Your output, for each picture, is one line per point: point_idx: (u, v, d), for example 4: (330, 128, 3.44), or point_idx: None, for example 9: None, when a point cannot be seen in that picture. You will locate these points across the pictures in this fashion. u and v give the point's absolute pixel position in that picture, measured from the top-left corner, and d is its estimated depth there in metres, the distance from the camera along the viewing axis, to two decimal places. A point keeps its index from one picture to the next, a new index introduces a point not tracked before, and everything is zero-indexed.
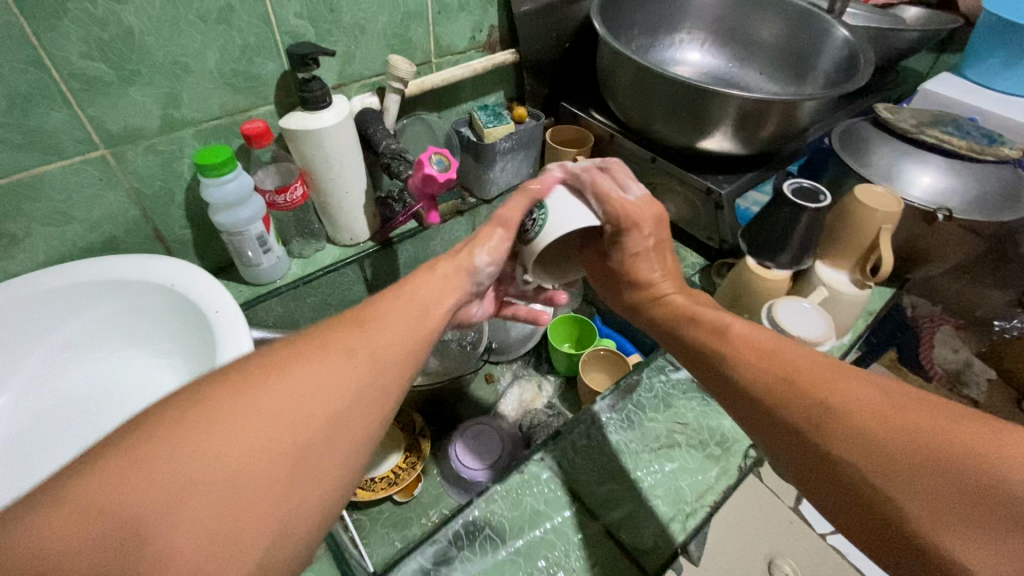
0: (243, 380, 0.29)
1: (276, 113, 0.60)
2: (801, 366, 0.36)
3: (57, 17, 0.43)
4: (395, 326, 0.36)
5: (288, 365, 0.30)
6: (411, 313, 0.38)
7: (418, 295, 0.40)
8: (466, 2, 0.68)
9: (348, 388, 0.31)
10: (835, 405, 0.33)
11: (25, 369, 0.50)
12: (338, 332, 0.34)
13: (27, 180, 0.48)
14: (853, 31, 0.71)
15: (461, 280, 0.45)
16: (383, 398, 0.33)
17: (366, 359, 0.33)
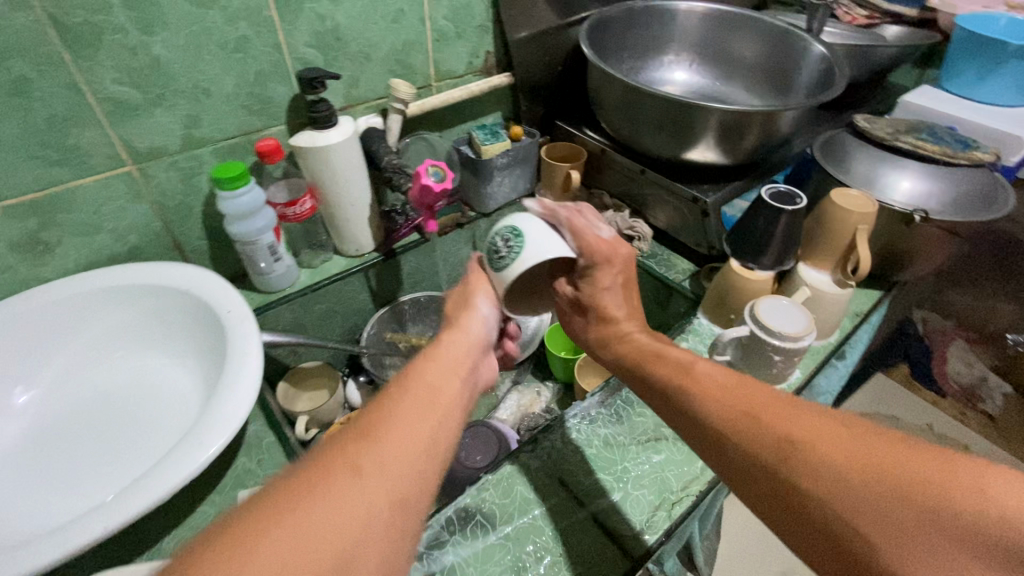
0: (261, 515, 0.28)
1: (287, 132, 0.66)
2: (776, 412, 0.37)
3: (94, 48, 0.49)
4: (411, 422, 0.35)
5: (310, 487, 0.30)
6: (426, 401, 0.38)
7: (427, 380, 0.40)
8: (463, 30, 0.74)
9: (374, 495, 0.31)
10: (807, 454, 0.34)
11: (52, 367, 0.54)
12: (351, 443, 0.33)
13: (62, 193, 0.54)
14: (828, 47, 0.75)
15: (472, 338, 0.47)
16: (409, 492, 0.33)
17: (383, 457, 0.33)
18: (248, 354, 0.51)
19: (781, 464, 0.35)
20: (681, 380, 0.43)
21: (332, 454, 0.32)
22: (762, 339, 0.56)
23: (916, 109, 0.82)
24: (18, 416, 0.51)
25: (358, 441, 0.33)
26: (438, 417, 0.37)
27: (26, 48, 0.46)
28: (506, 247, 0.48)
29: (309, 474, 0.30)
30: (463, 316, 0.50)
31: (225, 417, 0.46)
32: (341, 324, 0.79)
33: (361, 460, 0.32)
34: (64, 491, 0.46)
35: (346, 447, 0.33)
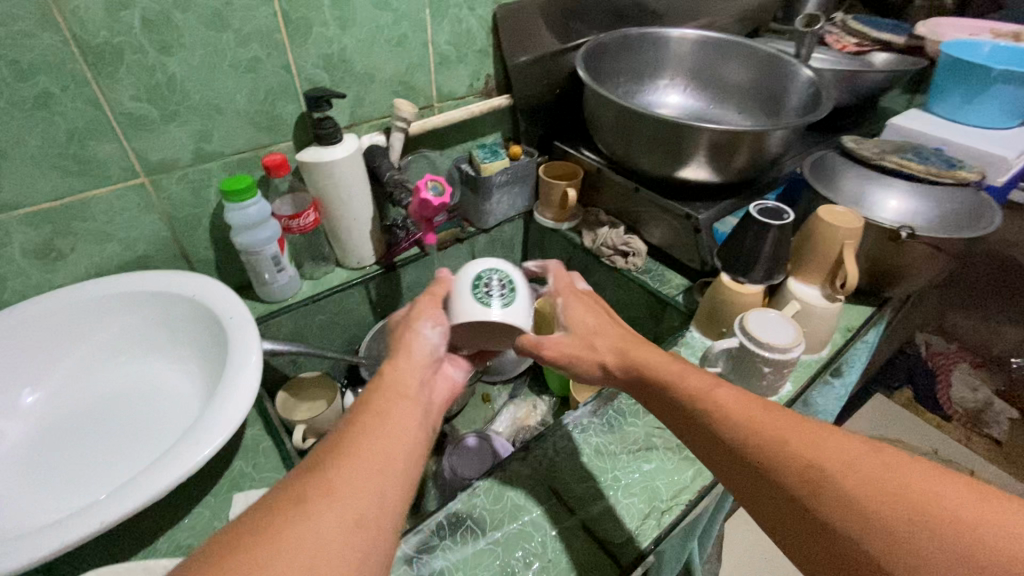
0: (217, 560, 0.28)
1: (294, 148, 0.69)
2: (786, 439, 0.37)
3: (114, 66, 0.52)
4: (370, 440, 0.35)
5: (278, 522, 0.30)
6: (381, 418, 0.37)
7: (379, 403, 0.39)
8: (465, 54, 0.78)
9: (333, 524, 0.31)
10: (834, 482, 0.34)
11: (59, 369, 0.55)
12: (312, 476, 0.33)
13: (77, 203, 0.56)
14: (816, 72, 0.79)
15: (421, 360, 0.44)
16: (374, 513, 0.32)
17: (344, 488, 0.32)
18: (248, 358, 0.52)
19: (801, 493, 0.35)
20: (689, 400, 0.43)
21: (283, 493, 0.32)
22: (752, 351, 0.57)
23: (905, 131, 0.84)
24: (25, 416, 0.52)
25: (318, 475, 0.33)
26: (397, 440, 0.36)
27: (52, 66, 0.49)
28: (499, 289, 0.51)
29: (264, 517, 0.30)
30: (405, 338, 0.45)
31: (223, 418, 0.47)
32: (341, 335, 0.80)
33: (313, 492, 0.32)
34: (64, 488, 0.47)
35: (298, 484, 0.32)
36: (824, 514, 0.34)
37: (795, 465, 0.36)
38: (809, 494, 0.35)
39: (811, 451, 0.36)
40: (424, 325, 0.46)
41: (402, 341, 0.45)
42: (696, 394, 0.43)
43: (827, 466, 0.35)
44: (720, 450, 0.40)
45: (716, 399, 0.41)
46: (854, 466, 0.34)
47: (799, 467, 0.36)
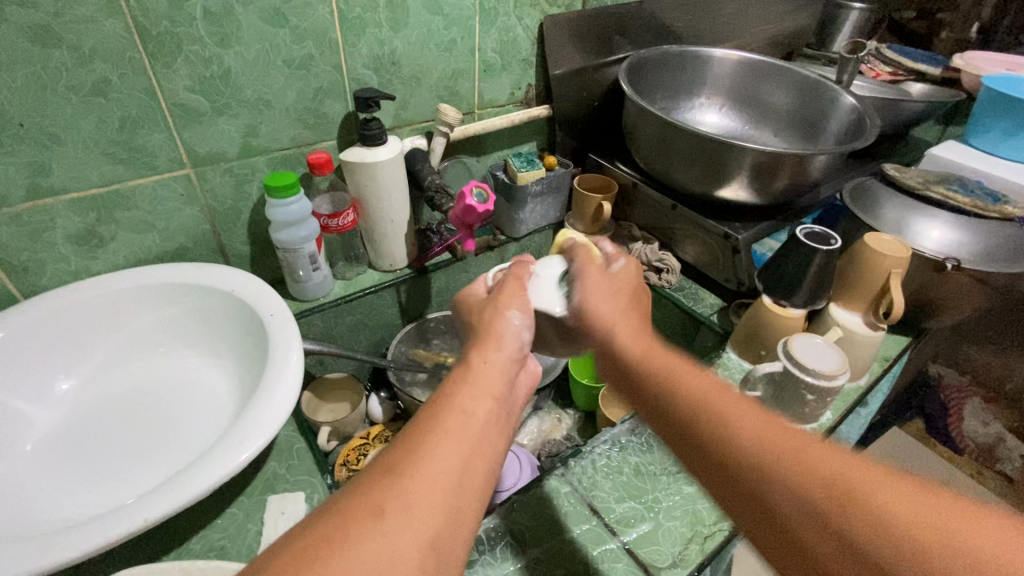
0: (294, 561, 0.28)
1: (337, 148, 0.68)
2: (755, 432, 0.34)
3: (171, 56, 0.52)
4: (459, 440, 0.36)
5: (368, 513, 0.31)
6: (471, 418, 0.38)
7: (465, 398, 0.40)
8: (509, 62, 0.77)
9: (406, 542, 0.30)
10: (847, 493, 0.29)
11: (94, 358, 0.55)
12: (403, 464, 0.34)
13: (123, 191, 0.56)
14: (859, 99, 0.79)
15: (508, 349, 0.45)
16: (446, 532, 0.32)
17: (421, 501, 0.32)
18: (290, 359, 0.51)
19: (812, 508, 0.30)
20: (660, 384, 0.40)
21: (357, 497, 0.32)
22: (796, 376, 0.57)
23: (943, 162, 0.84)
24: (60, 404, 0.51)
25: (395, 483, 0.32)
26: (475, 452, 0.36)
27: (111, 53, 0.49)
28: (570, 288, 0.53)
29: (337, 523, 0.30)
30: (492, 321, 0.47)
31: (266, 419, 0.46)
32: (368, 337, 0.80)
33: (387, 504, 0.31)
34: (101, 482, 0.46)
35: (373, 490, 0.32)
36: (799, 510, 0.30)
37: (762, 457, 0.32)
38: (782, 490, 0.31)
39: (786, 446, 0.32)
40: (512, 312, 0.48)
41: (488, 326, 0.47)
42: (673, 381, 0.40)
43: (804, 459, 0.31)
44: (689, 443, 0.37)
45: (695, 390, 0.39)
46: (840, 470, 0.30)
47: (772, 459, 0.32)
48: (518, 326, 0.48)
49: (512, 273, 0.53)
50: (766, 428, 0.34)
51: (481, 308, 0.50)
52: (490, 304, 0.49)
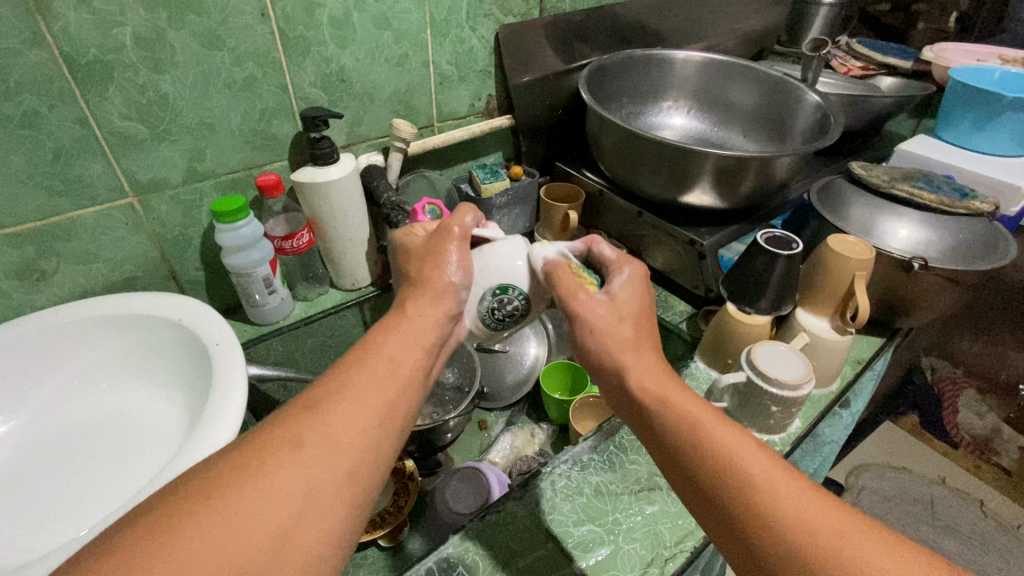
0: (209, 488, 0.29)
1: (289, 168, 0.67)
2: (773, 496, 0.35)
3: (104, 84, 0.51)
4: (377, 381, 0.37)
5: (283, 445, 0.32)
6: (391, 364, 0.38)
7: (394, 345, 0.40)
8: (466, 74, 0.76)
9: (324, 474, 0.32)
10: (782, 513, 0.34)
11: (37, 397, 0.53)
12: (326, 400, 0.35)
13: (62, 223, 0.54)
14: (823, 96, 0.78)
15: (445, 304, 0.44)
16: (366, 464, 0.34)
17: (337, 437, 0.33)
18: (232, 386, 0.50)
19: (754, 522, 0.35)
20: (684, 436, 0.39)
21: (279, 431, 0.33)
22: (762, 387, 0.55)
23: (913, 157, 0.83)
24: (0, 447, 0.50)
25: (317, 419, 0.34)
26: (400, 392, 0.37)
27: (38, 84, 0.48)
28: (508, 301, 0.47)
29: (259, 453, 0.31)
30: (427, 273, 0.45)
31: (205, 450, 0.44)
32: (334, 358, 0.78)
33: (309, 439, 0.32)
34: (35, 526, 0.45)
35: (295, 424, 0.33)
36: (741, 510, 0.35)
37: (781, 520, 0.34)
38: (783, 552, 0.33)
39: (800, 513, 0.34)
40: (450, 270, 0.45)
41: (427, 279, 0.44)
42: (702, 432, 0.38)
43: (743, 474, 0.36)
44: (697, 487, 0.38)
45: (720, 440, 0.37)
46: (850, 543, 0.32)
47: (783, 527, 0.34)
48: (458, 285, 0.45)
49: (454, 234, 0.46)
50: (781, 485, 0.35)
51: (420, 254, 0.46)
52: (429, 254, 0.46)
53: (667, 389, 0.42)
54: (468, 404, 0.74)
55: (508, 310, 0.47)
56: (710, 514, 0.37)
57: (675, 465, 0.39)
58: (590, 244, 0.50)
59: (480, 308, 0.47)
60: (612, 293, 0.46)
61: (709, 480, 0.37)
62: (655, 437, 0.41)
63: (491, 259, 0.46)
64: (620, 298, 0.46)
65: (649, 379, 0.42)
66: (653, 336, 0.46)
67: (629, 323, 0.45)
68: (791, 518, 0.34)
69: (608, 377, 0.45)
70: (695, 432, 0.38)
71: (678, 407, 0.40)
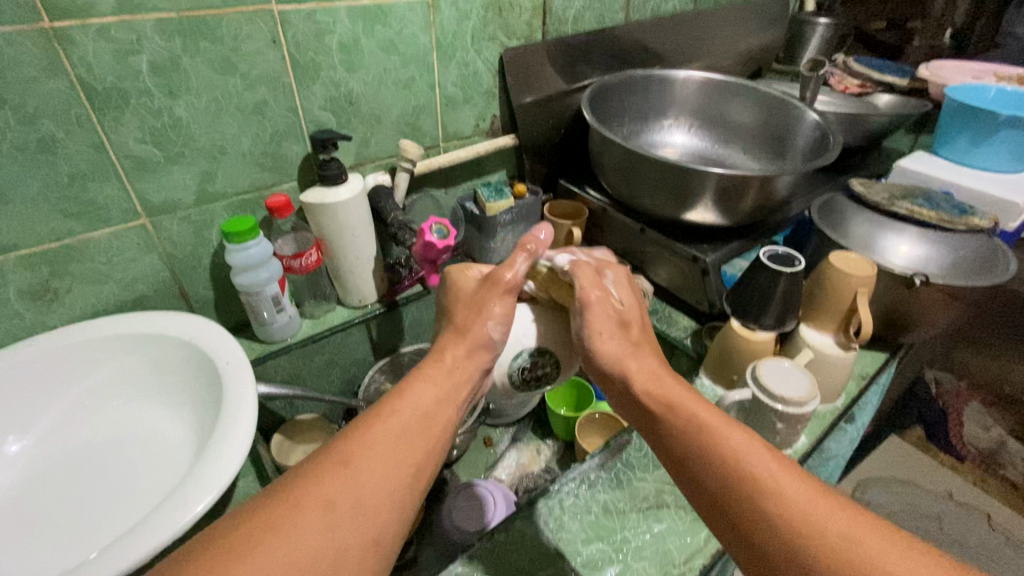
0: (243, 545, 0.29)
1: (298, 189, 0.68)
2: (781, 496, 0.34)
3: (120, 110, 0.52)
4: (408, 439, 0.37)
5: (314, 501, 0.32)
6: (422, 422, 0.39)
7: (425, 402, 0.40)
8: (471, 96, 0.78)
9: (354, 538, 0.32)
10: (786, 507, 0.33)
11: (48, 416, 0.54)
12: (359, 456, 0.35)
13: (76, 244, 0.55)
14: (822, 115, 0.79)
15: (476, 359, 0.46)
16: (394, 524, 0.34)
17: (369, 497, 0.34)
18: (243, 407, 0.50)
19: (758, 517, 0.34)
20: (692, 441, 0.39)
21: (313, 486, 0.33)
22: (767, 404, 0.55)
23: (912, 174, 0.84)
24: (12, 467, 0.50)
25: (350, 476, 0.34)
26: (428, 449, 0.38)
27: (56, 110, 0.49)
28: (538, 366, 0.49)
29: (291, 509, 0.32)
30: (467, 319, 0.47)
31: (216, 470, 0.45)
32: (340, 375, 0.79)
33: (341, 498, 0.33)
34: (44, 548, 0.45)
35: (328, 479, 0.34)
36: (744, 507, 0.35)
37: (784, 517, 0.33)
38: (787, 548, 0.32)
39: (806, 513, 0.33)
40: (491, 322, 0.47)
41: (466, 330, 0.47)
42: (710, 436, 0.38)
43: (746, 472, 0.36)
44: (705, 492, 0.37)
45: (728, 442, 0.37)
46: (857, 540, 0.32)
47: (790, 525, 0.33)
48: (497, 341, 0.47)
49: (502, 285, 0.48)
50: (787, 485, 0.35)
51: (465, 301, 0.49)
52: (472, 301, 0.48)
53: (672, 397, 0.42)
54: (474, 421, 0.74)
55: (538, 373, 0.49)
56: (719, 521, 0.36)
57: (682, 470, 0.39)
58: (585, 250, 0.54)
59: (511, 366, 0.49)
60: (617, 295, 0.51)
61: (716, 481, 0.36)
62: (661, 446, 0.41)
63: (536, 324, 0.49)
64: (625, 300, 0.50)
65: (653, 385, 0.44)
66: (652, 345, 0.49)
67: (635, 325, 0.49)
68: (800, 516, 0.33)
69: (615, 385, 0.46)
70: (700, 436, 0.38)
71: (683, 412, 0.41)
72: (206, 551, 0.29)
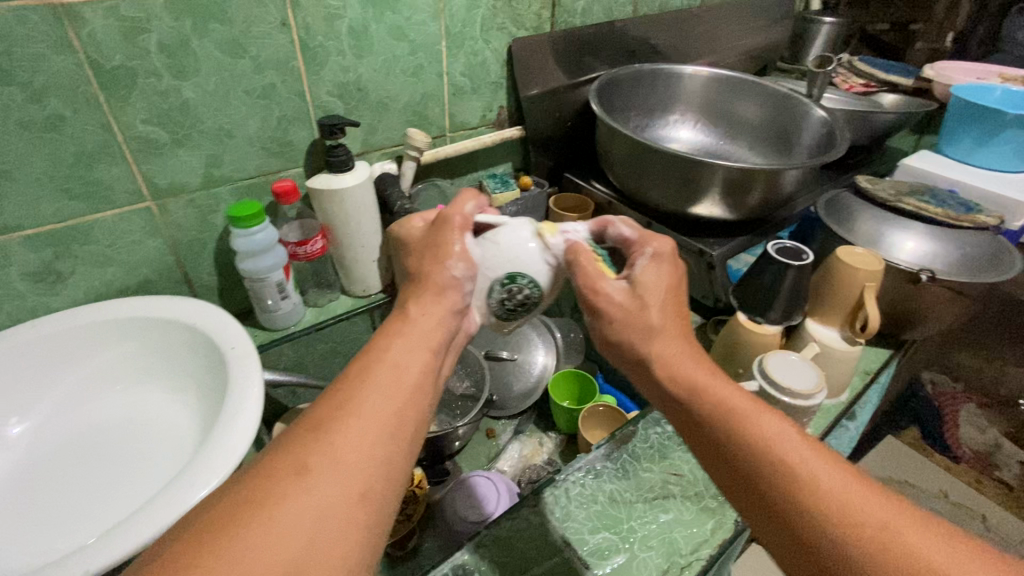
0: (214, 526, 0.28)
1: (304, 175, 0.68)
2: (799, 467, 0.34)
3: (127, 90, 0.51)
4: (383, 394, 0.36)
5: (286, 471, 0.31)
6: (394, 375, 0.37)
7: (397, 354, 0.39)
8: (478, 86, 0.78)
9: (337, 496, 0.30)
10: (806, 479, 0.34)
11: (50, 399, 0.53)
12: (330, 418, 0.34)
13: (80, 226, 0.55)
14: (828, 111, 0.79)
15: (446, 301, 0.43)
16: (379, 482, 0.32)
17: (347, 456, 0.32)
18: (248, 391, 0.50)
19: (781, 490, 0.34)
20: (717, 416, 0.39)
21: (285, 457, 0.32)
22: (773, 397, 0.55)
23: (917, 172, 0.85)
24: (13, 448, 0.50)
25: (323, 438, 0.32)
26: (407, 401, 0.36)
27: (63, 88, 0.48)
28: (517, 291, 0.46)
29: (264, 481, 0.30)
30: (427, 271, 0.44)
31: (222, 453, 0.44)
32: (343, 365, 0.78)
33: (315, 460, 0.31)
34: (48, 530, 0.44)
35: (299, 448, 0.32)
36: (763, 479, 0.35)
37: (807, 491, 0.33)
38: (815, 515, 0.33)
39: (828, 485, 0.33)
40: (452, 262, 0.44)
41: (428, 277, 0.44)
42: (736, 412, 0.38)
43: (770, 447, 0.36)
44: (736, 476, 0.37)
45: (750, 418, 0.37)
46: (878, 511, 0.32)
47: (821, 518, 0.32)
48: (462, 280, 0.44)
49: (455, 224, 0.45)
50: (811, 461, 0.35)
51: (421, 249, 0.46)
52: (429, 247, 0.45)
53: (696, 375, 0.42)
54: (479, 414, 0.73)
55: (519, 299, 0.46)
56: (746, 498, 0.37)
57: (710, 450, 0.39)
58: (607, 226, 0.50)
59: (491, 299, 0.46)
60: (634, 277, 0.47)
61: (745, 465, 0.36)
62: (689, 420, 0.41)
63: (500, 248, 0.45)
64: (643, 281, 0.46)
65: (677, 366, 0.43)
66: (682, 318, 0.47)
67: (654, 306, 0.45)
68: (825, 490, 0.33)
69: (637, 362, 0.46)
70: (732, 419, 0.38)
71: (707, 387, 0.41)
72: (178, 539, 0.28)
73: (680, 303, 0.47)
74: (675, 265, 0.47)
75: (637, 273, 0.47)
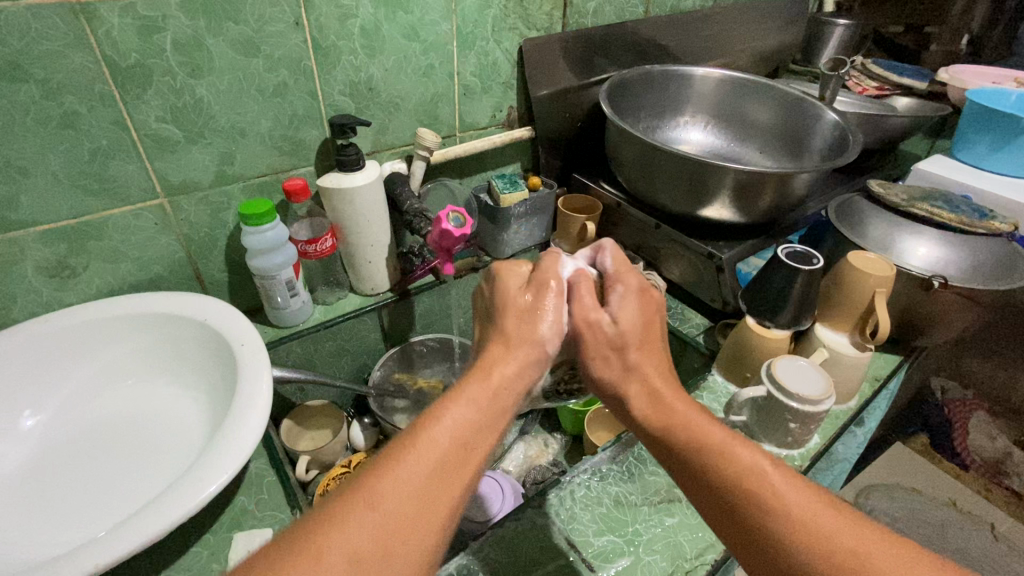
0: None
1: (315, 173, 0.68)
2: (793, 512, 0.34)
3: (142, 87, 0.52)
4: (443, 474, 0.34)
5: (334, 547, 0.30)
6: (458, 454, 0.35)
7: (463, 429, 0.37)
8: (489, 85, 0.78)
9: None
10: (802, 525, 0.33)
11: (60, 392, 0.54)
12: (385, 490, 0.32)
13: (94, 221, 0.55)
14: (841, 115, 0.79)
15: (528, 377, 0.42)
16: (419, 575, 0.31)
17: (396, 543, 0.31)
18: (257, 391, 0.50)
19: (776, 538, 0.34)
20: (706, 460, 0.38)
21: (335, 529, 0.30)
22: (782, 401, 0.55)
23: (929, 177, 0.84)
24: (25, 441, 0.50)
25: (376, 514, 0.31)
26: (462, 486, 0.35)
27: (81, 85, 0.49)
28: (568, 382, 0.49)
29: (311, 555, 0.29)
30: (511, 330, 0.43)
31: (232, 449, 0.45)
32: (350, 362, 0.79)
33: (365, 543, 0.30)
34: (60, 522, 0.45)
35: (351, 523, 0.31)
36: (757, 527, 0.35)
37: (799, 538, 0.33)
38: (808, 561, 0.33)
39: (819, 526, 0.33)
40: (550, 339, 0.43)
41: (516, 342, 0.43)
42: (723, 453, 0.37)
43: (760, 493, 0.35)
44: (746, 542, 0.35)
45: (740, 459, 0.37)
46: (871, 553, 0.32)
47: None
48: (550, 357, 0.44)
49: (554, 290, 0.45)
50: (801, 501, 0.34)
51: (507, 305, 0.44)
52: (527, 308, 0.44)
53: (674, 409, 0.41)
54: None
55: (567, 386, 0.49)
56: None
57: (719, 514, 0.37)
58: (599, 253, 0.50)
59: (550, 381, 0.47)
60: (615, 312, 0.45)
61: (759, 530, 0.34)
62: (691, 485, 0.38)
63: None
64: (624, 318, 0.44)
65: (651, 407, 0.42)
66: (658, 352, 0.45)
67: (632, 346, 0.44)
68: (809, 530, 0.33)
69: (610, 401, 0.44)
70: (721, 459, 0.37)
71: (691, 426, 0.40)
72: None
73: (660, 345, 0.46)
74: (651, 306, 0.47)
75: (614, 311, 0.45)
